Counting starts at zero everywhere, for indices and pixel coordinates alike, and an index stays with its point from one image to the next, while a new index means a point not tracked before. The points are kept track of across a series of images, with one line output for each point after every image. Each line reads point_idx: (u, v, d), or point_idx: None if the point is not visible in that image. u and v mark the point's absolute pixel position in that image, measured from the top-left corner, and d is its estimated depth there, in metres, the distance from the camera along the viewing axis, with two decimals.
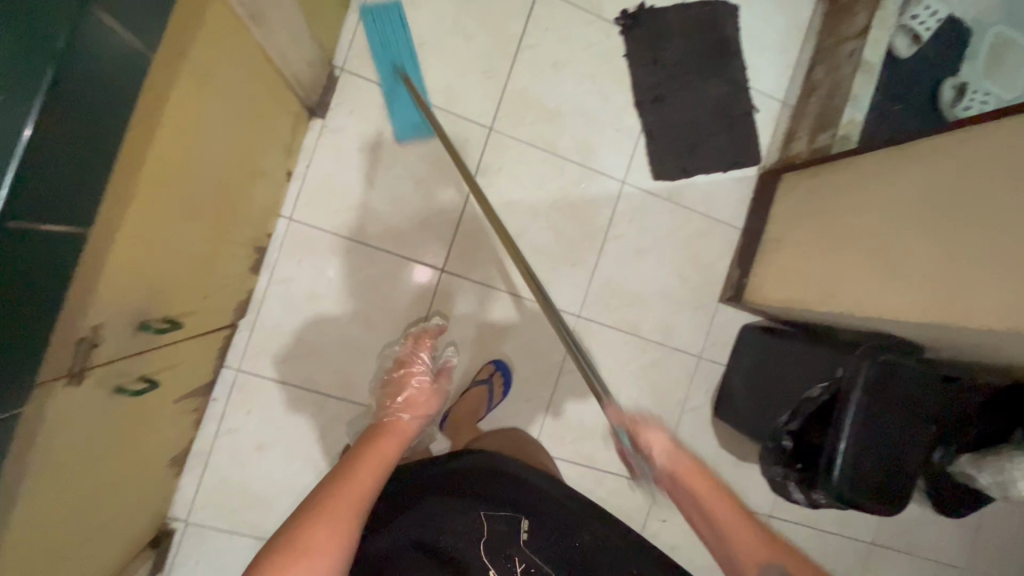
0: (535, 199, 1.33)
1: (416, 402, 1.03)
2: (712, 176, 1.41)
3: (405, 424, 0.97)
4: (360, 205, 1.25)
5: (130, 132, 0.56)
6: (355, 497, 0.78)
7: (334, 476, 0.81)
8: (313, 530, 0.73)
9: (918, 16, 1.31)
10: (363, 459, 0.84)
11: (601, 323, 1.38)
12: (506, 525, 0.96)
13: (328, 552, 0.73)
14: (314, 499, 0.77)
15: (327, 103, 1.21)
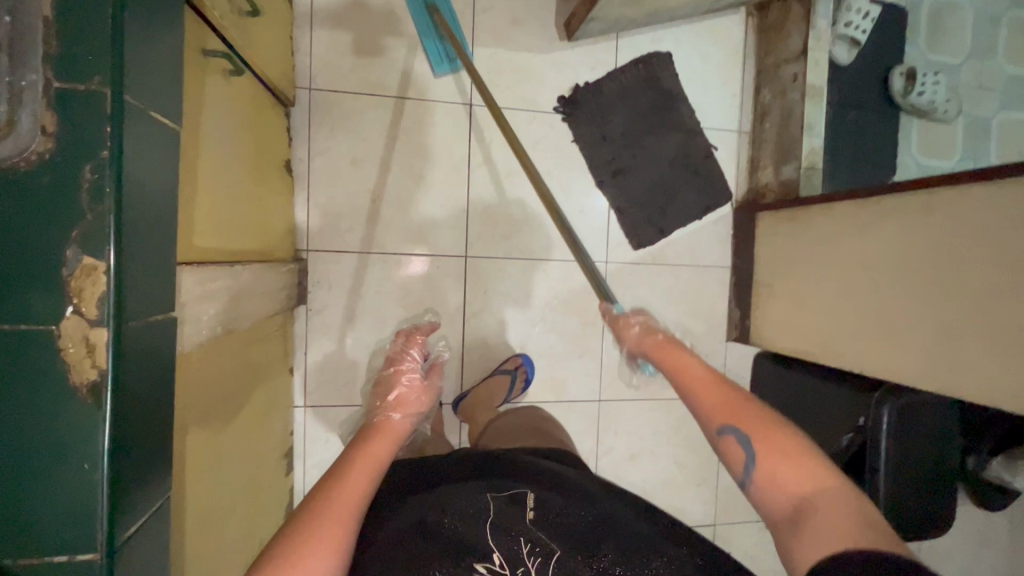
0: (528, 304, 1.34)
1: (405, 406, 0.96)
2: (689, 228, 1.41)
3: (396, 426, 0.89)
4: (365, 371, 1.26)
5: (177, 535, 0.61)
6: (349, 502, 0.70)
7: (323, 485, 0.73)
8: (301, 539, 0.64)
9: (852, 22, 1.26)
10: (353, 462, 0.77)
11: (623, 399, 1.41)
12: (510, 502, 0.80)
13: (325, 557, 0.63)
14: (309, 506, 0.68)
15: (304, 288, 1.22)
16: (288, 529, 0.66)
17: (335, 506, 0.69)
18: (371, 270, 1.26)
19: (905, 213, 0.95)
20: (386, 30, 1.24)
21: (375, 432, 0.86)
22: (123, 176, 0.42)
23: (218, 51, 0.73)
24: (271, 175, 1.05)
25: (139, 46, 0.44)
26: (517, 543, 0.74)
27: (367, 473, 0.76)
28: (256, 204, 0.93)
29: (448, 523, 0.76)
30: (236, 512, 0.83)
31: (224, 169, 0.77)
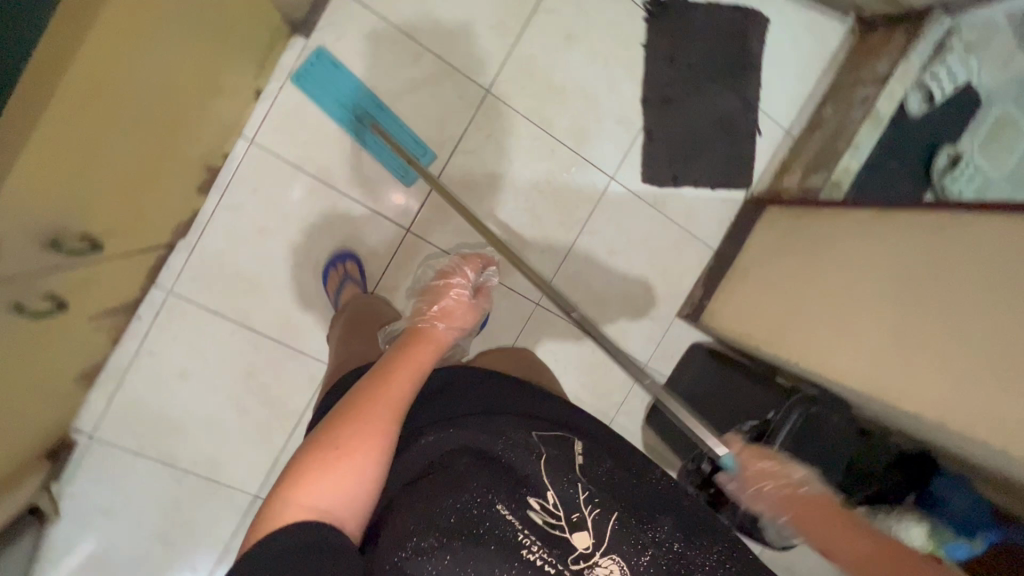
0: (520, 175, 1.26)
1: (454, 319, 0.89)
2: (698, 192, 1.37)
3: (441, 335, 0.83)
4: (330, 144, 1.14)
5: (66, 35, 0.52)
6: (390, 408, 0.65)
7: (371, 381, 0.68)
8: (345, 441, 0.60)
9: (939, 76, 1.29)
10: (398, 360, 0.72)
11: (559, 316, 1.35)
12: (562, 445, 0.72)
13: (367, 456, 0.60)
14: (350, 403, 0.65)
15: (313, 22, 1.08)
16: (333, 426, 0.62)
17: (378, 406, 0.64)
18: (388, 46, 1.13)
19: (916, 232, 0.94)
20: None
21: (419, 337, 0.79)
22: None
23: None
24: None
25: None
26: (576, 489, 0.66)
27: (411, 375, 0.71)
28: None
29: (502, 451, 0.68)
30: (133, 127, 0.72)
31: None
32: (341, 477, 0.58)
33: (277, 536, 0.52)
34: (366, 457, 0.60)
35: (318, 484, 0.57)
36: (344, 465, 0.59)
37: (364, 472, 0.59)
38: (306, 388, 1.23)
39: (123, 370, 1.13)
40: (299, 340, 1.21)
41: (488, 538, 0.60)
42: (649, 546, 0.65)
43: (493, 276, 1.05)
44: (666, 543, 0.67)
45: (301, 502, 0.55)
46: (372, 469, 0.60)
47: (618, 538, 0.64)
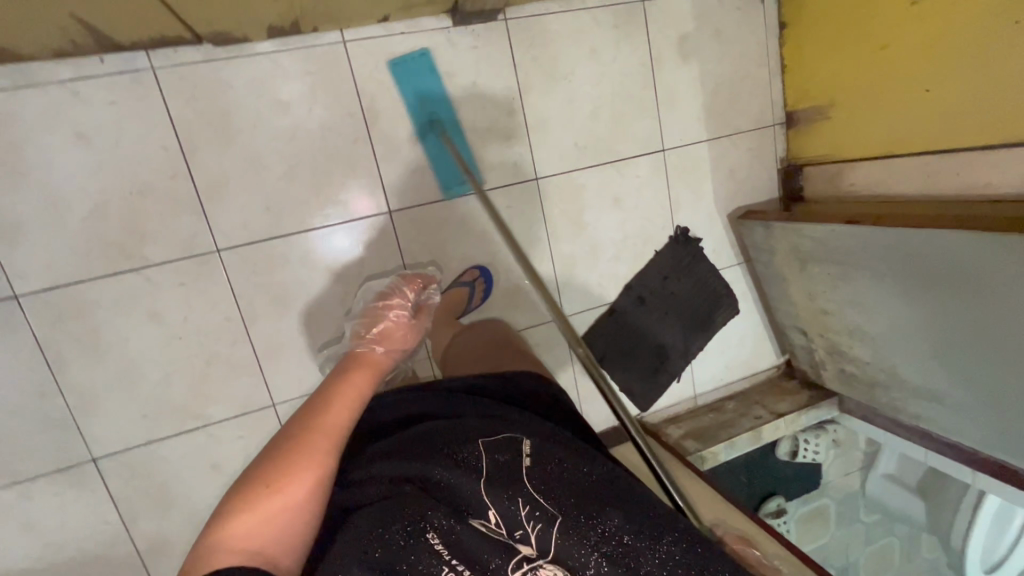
0: (504, 254, 1.31)
1: (392, 344, 0.94)
2: (609, 383, 1.46)
3: (376, 353, 0.91)
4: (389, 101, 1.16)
5: None
6: (321, 439, 0.74)
7: (290, 430, 0.76)
8: (245, 494, 0.69)
9: (808, 444, 1.53)
10: (334, 394, 0.81)
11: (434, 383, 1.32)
12: (503, 451, 0.74)
13: (291, 489, 0.69)
14: (280, 442, 0.74)
15: (469, 21, 1.17)
16: (244, 481, 0.71)
17: (306, 443, 0.73)
18: (500, 87, 1.23)
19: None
20: (707, 61, 1.38)
21: (360, 362, 0.88)
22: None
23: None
24: None
25: None
26: (517, 505, 0.67)
27: (345, 408, 0.79)
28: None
29: (434, 472, 0.72)
30: None
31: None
32: (241, 523, 0.66)
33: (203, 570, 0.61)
34: (263, 509, 0.68)
35: (215, 539, 0.65)
36: (240, 516, 0.67)
37: (262, 517, 0.67)
38: (174, 249, 1.09)
39: (33, 83, 0.97)
40: (213, 205, 1.10)
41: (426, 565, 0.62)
42: (597, 548, 0.64)
43: (438, 293, 1.07)
44: (614, 535, 0.66)
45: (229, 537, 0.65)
46: (272, 513, 0.68)
47: (563, 548, 0.64)
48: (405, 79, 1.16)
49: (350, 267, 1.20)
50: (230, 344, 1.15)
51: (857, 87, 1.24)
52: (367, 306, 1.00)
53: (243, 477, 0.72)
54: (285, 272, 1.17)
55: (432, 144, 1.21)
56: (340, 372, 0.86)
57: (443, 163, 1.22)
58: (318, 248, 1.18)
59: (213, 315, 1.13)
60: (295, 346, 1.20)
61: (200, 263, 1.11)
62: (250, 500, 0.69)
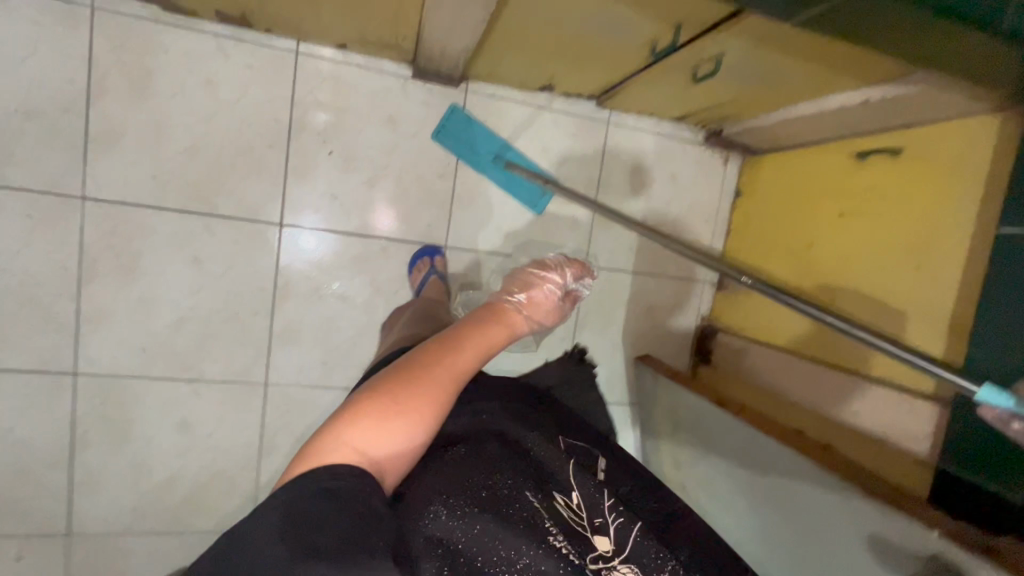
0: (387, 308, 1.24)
1: (533, 307, 0.84)
2: None
3: (511, 309, 0.81)
4: (452, 145, 1.22)
5: None
6: (449, 374, 0.68)
7: (421, 355, 0.69)
8: (365, 404, 0.62)
9: None
10: (465, 335, 0.73)
11: (262, 411, 1.21)
12: (583, 453, 0.79)
13: (413, 415, 0.63)
14: (402, 364, 0.67)
15: (427, 78, 1.18)
16: (367, 391, 0.64)
17: (434, 371, 0.67)
18: (438, 148, 1.22)
19: None
20: (654, 198, 1.38)
21: (501, 312, 0.79)
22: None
23: (722, 54, 0.86)
24: (544, 68, 1.09)
25: None
26: (601, 495, 0.70)
27: (474, 353, 0.72)
28: (576, 52, 0.98)
29: (532, 441, 0.73)
30: None
31: (617, 22, 0.83)
32: (361, 430, 0.60)
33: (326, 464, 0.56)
34: (394, 417, 0.62)
35: (336, 438, 0.59)
36: (367, 421, 0.60)
37: (382, 428, 0.61)
38: (37, 180, 1.03)
39: None
40: (98, 153, 1.05)
41: (523, 509, 0.62)
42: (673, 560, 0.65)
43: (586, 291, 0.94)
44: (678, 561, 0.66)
45: (339, 439, 0.59)
46: (390, 428, 0.61)
47: (638, 551, 0.64)
48: (455, 125, 1.21)
49: (217, 263, 1.14)
50: (55, 295, 1.07)
51: (778, 276, 1.24)
52: (519, 266, 0.91)
53: (361, 391, 0.66)
54: (146, 244, 1.10)
55: (501, 178, 1.26)
56: (468, 319, 0.77)
57: (522, 189, 1.28)
58: (190, 232, 1.11)
59: (48, 261, 1.05)
60: (127, 320, 1.11)
61: (60, 203, 1.05)
62: (375, 404, 0.62)
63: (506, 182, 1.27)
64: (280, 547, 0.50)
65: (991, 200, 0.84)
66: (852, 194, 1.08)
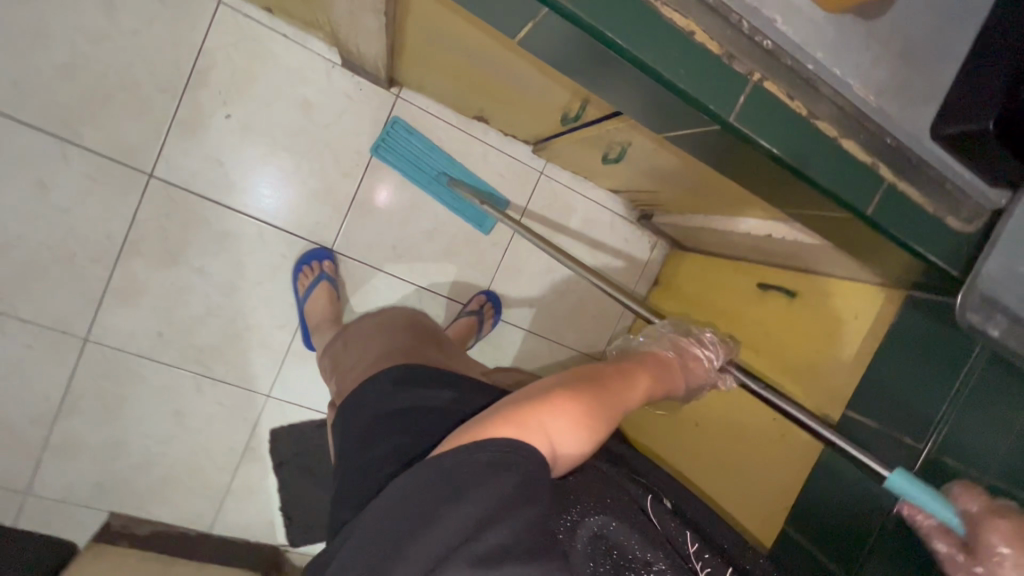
0: (249, 295, 1.14)
1: (693, 368, 0.85)
2: (271, 493, 1.23)
3: (671, 365, 0.82)
4: (395, 159, 1.15)
5: None
6: (617, 402, 0.67)
7: (593, 374, 0.67)
8: (567, 398, 0.60)
9: None
10: (621, 374, 0.72)
11: (73, 367, 1.09)
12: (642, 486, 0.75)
13: (585, 425, 0.60)
14: (570, 378, 0.65)
15: (357, 72, 1.09)
16: (558, 386, 0.62)
17: (610, 394, 0.66)
18: (349, 145, 1.13)
19: None
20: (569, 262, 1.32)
21: (655, 367, 0.78)
22: (550, 18, 0.43)
23: (628, 143, 0.80)
24: (472, 100, 1.02)
25: (561, 28, 0.44)
26: (683, 537, 0.67)
27: (637, 392, 0.72)
28: (497, 94, 0.91)
29: (603, 472, 0.70)
30: None
31: (525, 77, 0.77)
32: (563, 423, 0.57)
33: (518, 438, 0.51)
34: (591, 421, 0.61)
35: (539, 420, 0.55)
36: (565, 416, 0.58)
37: (580, 429, 0.59)
38: None
39: None
40: None
41: (647, 533, 0.62)
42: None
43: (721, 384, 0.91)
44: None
45: (539, 417, 0.56)
46: (583, 430, 0.59)
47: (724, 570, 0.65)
48: (389, 140, 1.14)
49: (65, 196, 1.02)
50: None
51: None
52: (667, 334, 0.89)
53: (542, 383, 0.63)
54: None
55: (447, 199, 1.20)
56: (635, 363, 0.78)
57: (468, 211, 1.22)
58: (43, 154, 1.00)
59: None
60: None
61: None
62: (550, 399, 0.59)
63: (453, 204, 1.21)
64: (460, 511, 0.45)
65: (857, 371, 0.80)
66: (743, 321, 1.03)
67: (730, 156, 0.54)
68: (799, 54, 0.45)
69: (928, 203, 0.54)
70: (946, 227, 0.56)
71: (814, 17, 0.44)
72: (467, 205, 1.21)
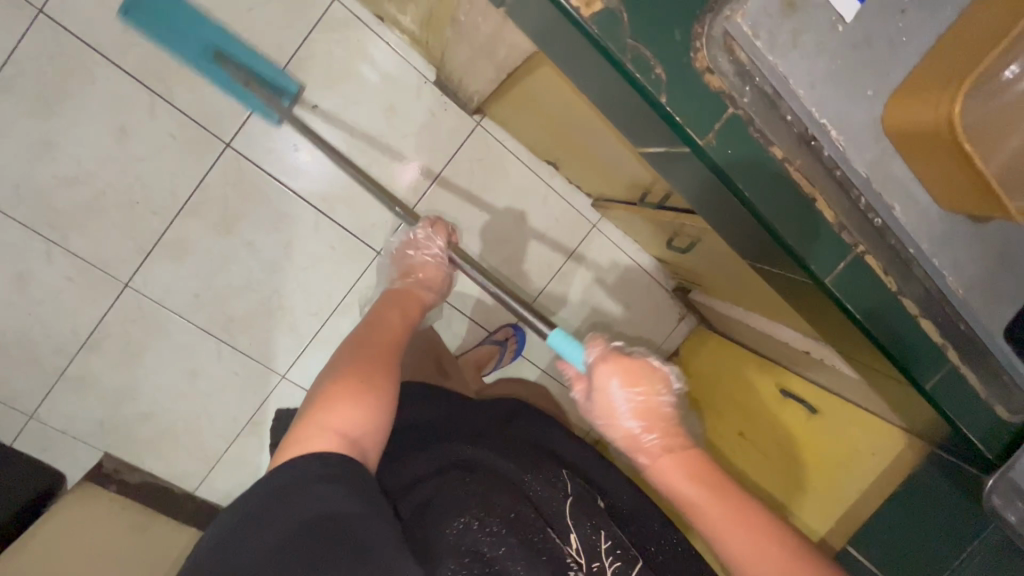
0: (289, 277, 1.17)
1: (423, 280, 0.78)
2: (261, 468, 1.26)
3: (415, 291, 0.76)
4: (143, 20, 0.95)
5: None
6: (382, 352, 0.62)
7: (356, 340, 0.63)
8: (341, 381, 0.56)
9: None
10: (371, 319, 0.67)
11: (108, 309, 1.11)
12: (584, 490, 0.77)
13: (350, 388, 0.55)
14: (337, 356, 0.61)
15: (447, 93, 1.12)
16: (329, 375, 0.57)
17: (372, 347, 0.62)
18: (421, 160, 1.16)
19: None
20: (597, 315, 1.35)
21: (398, 300, 0.73)
22: (689, 157, 0.45)
23: (699, 238, 0.83)
24: (551, 147, 1.05)
25: (696, 168, 0.46)
26: (597, 536, 0.68)
27: (391, 334, 0.66)
28: (580, 154, 0.94)
29: (530, 485, 0.71)
30: None
31: (619, 154, 0.80)
32: (341, 410, 0.53)
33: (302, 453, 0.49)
34: (364, 382, 0.56)
35: (313, 423, 0.52)
36: (343, 399, 0.54)
37: (366, 405, 0.55)
38: None
39: None
40: None
41: (536, 542, 0.62)
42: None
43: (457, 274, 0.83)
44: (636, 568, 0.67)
45: (313, 421, 0.52)
46: (372, 403, 0.55)
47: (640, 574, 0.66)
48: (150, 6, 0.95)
49: (143, 146, 1.05)
50: None
51: None
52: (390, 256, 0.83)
53: (319, 379, 0.59)
54: (80, 88, 1.00)
55: (216, 78, 1.00)
56: (380, 300, 0.73)
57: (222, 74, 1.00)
58: (133, 102, 1.03)
59: None
60: (18, 150, 1.00)
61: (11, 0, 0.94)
62: (324, 391, 0.55)
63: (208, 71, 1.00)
64: (267, 531, 0.46)
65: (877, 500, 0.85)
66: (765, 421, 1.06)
67: (808, 301, 0.56)
68: (904, 237, 0.47)
69: (982, 389, 0.56)
70: (990, 412, 0.58)
71: (927, 210, 0.46)
72: (228, 83, 1.01)
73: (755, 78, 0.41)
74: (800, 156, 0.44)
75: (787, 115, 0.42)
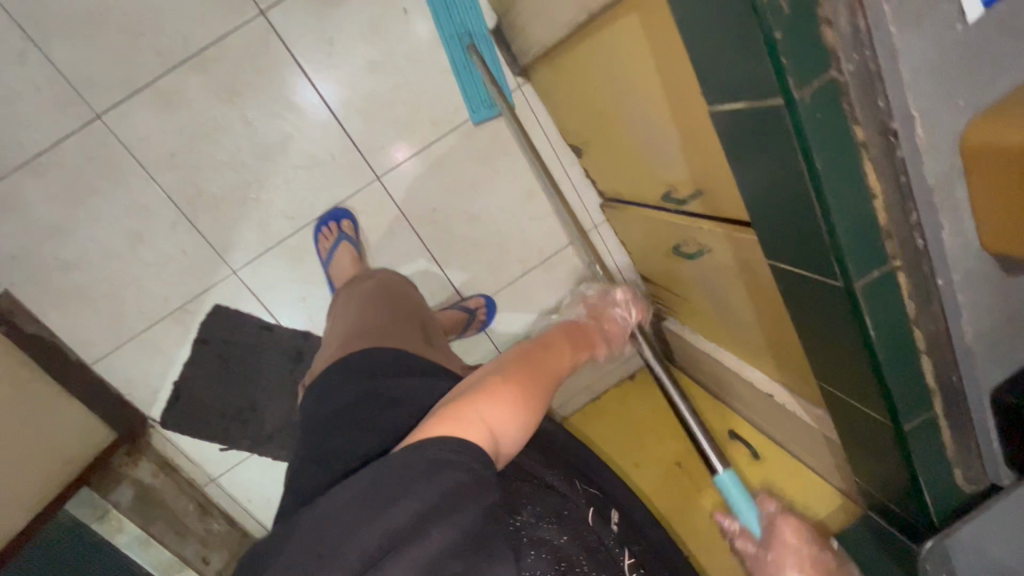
0: (278, 170, 1.09)
1: (606, 329, 0.79)
2: (174, 363, 1.14)
3: (592, 331, 0.77)
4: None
5: None
6: (543, 378, 0.62)
7: (516, 355, 0.63)
8: (498, 387, 0.55)
9: None
10: (541, 345, 0.68)
11: (68, 135, 0.99)
12: (601, 499, 0.68)
13: (510, 403, 0.54)
14: (494, 367, 0.60)
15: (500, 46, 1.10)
16: (487, 379, 0.56)
17: (538, 373, 0.62)
18: (454, 101, 1.12)
19: None
20: None
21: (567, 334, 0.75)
22: (771, 118, 0.44)
23: (706, 249, 0.82)
24: (586, 130, 1.03)
25: (773, 133, 0.45)
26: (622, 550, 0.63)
27: (560, 364, 0.67)
28: (617, 143, 0.93)
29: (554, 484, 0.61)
30: None
31: (659, 140, 0.77)
32: (497, 411, 0.51)
33: (460, 436, 0.45)
34: (522, 404, 0.55)
35: (466, 407, 0.50)
36: (501, 403, 0.52)
37: (513, 413, 0.53)
38: None
39: None
40: None
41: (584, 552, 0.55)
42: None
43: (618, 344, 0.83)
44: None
45: (471, 411, 0.49)
46: (517, 413, 0.53)
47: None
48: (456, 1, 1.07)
49: None
50: None
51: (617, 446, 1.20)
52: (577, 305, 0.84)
53: (470, 381, 0.58)
54: None
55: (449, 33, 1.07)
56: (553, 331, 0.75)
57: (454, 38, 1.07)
58: None
59: None
60: None
61: None
62: (479, 390, 0.53)
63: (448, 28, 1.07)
64: (393, 515, 0.38)
65: None
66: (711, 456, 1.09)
67: (820, 316, 0.55)
68: (939, 265, 0.48)
69: (951, 448, 0.57)
70: (950, 475, 0.59)
71: (969, 243, 0.47)
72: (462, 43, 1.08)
73: (867, 50, 0.40)
74: (876, 147, 0.44)
75: (880, 100, 0.42)
